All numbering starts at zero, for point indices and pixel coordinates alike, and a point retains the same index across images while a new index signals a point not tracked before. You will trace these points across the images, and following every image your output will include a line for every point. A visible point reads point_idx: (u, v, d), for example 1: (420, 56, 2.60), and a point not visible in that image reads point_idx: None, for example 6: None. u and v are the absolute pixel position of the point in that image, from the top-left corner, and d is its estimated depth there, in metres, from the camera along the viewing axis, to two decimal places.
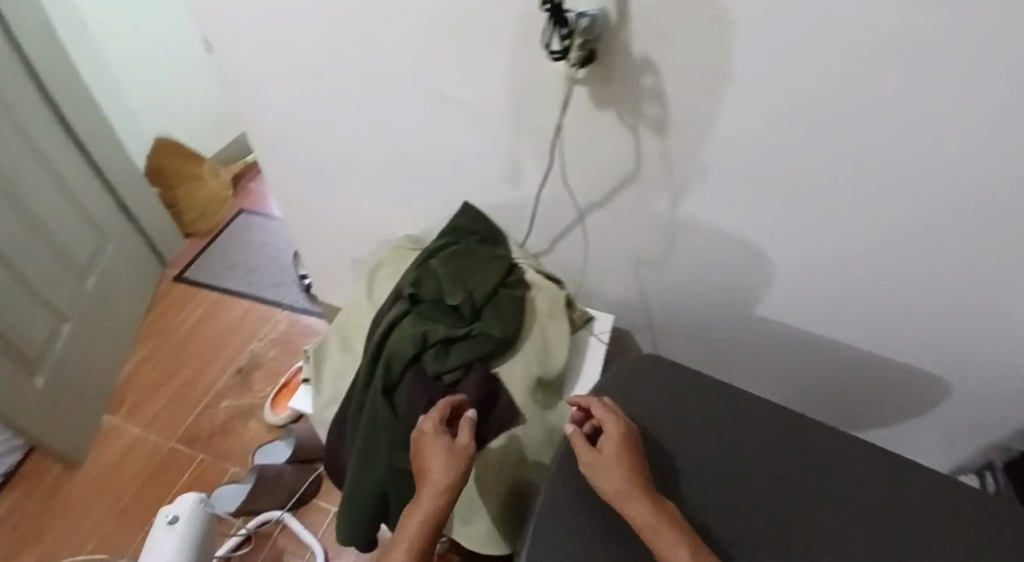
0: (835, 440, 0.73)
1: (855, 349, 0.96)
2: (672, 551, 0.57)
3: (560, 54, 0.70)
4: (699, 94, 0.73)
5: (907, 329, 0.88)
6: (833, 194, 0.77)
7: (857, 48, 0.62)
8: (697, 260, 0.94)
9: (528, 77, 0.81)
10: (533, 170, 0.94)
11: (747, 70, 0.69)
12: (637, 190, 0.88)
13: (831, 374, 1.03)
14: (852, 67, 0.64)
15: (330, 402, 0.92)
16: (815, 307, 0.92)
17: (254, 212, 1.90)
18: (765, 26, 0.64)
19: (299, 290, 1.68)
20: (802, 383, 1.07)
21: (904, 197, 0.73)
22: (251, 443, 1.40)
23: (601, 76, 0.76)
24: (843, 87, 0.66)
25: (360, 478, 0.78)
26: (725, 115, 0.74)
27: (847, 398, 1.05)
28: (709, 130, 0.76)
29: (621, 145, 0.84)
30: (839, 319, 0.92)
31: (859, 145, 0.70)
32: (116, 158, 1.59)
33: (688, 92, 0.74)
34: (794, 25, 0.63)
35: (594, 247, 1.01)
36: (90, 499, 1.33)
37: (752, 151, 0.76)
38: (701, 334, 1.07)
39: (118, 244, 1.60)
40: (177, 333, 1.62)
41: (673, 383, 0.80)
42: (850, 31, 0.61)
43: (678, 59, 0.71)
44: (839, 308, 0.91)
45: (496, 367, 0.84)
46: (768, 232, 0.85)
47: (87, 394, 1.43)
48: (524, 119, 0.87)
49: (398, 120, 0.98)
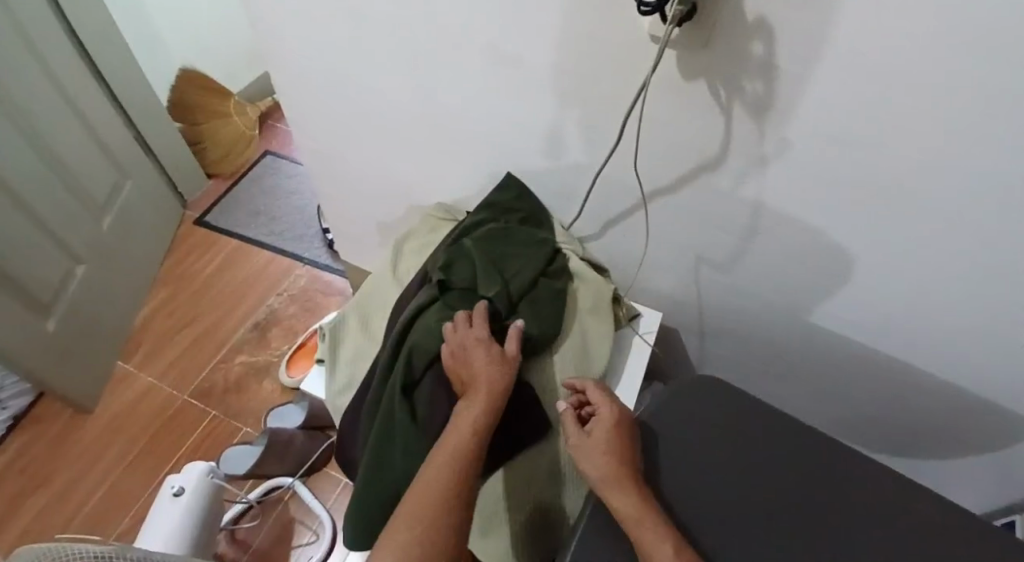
0: (925, 513, 0.61)
1: (939, 387, 0.82)
2: (654, 545, 0.54)
3: (653, 8, 0.55)
4: (816, 74, 0.58)
5: (1012, 376, 0.74)
6: (960, 214, 0.62)
7: None
8: (768, 264, 0.81)
9: (599, 34, 0.66)
10: (591, 145, 0.81)
11: (889, 52, 0.53)
12: (712, 180, 0.75)
13: (899, 408, 0.90)
14: None
15: (345, 388, 0.83)
16: (903, 333, 0.79)
17: (280, 156, 1.79)
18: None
19: (322, 244, 1.60)
20: (860, 412, 0.95)
21: None
22: (264, 405, 1.34)
23: (698, 41, 0.60)
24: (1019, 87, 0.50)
25: (370, 485, 0.70)
26: (843, 103, 0.59)
27: (898, 426, 0.92)
28: (818, 119, 0.62)
29: (704, 126, 0.69)
30: (930, 351, 0.79)
31: (1015, 162, 0.55)
32: (136, 92, 1.48)
33: (802, 70, 0.58)
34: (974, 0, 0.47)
35: (650, 237, 0.88)
36: (100, 447, 1.30)
37: (868, 150, 0.62)
38: (757, 344, 0.95)
39: (137, 182, 1.52)
40: (195, 280, 1.56)
41: (732, 411, 0.69)
42: None
43: (800, 27, 0.55)
44: (934, 340, 0.77)
45: (529, 369, 0.76)
46: (862, 246, 0.72)
47: (100, 338, 1.38)
48: (589, 85, 0.73)
49: (440, 72, 0.84)
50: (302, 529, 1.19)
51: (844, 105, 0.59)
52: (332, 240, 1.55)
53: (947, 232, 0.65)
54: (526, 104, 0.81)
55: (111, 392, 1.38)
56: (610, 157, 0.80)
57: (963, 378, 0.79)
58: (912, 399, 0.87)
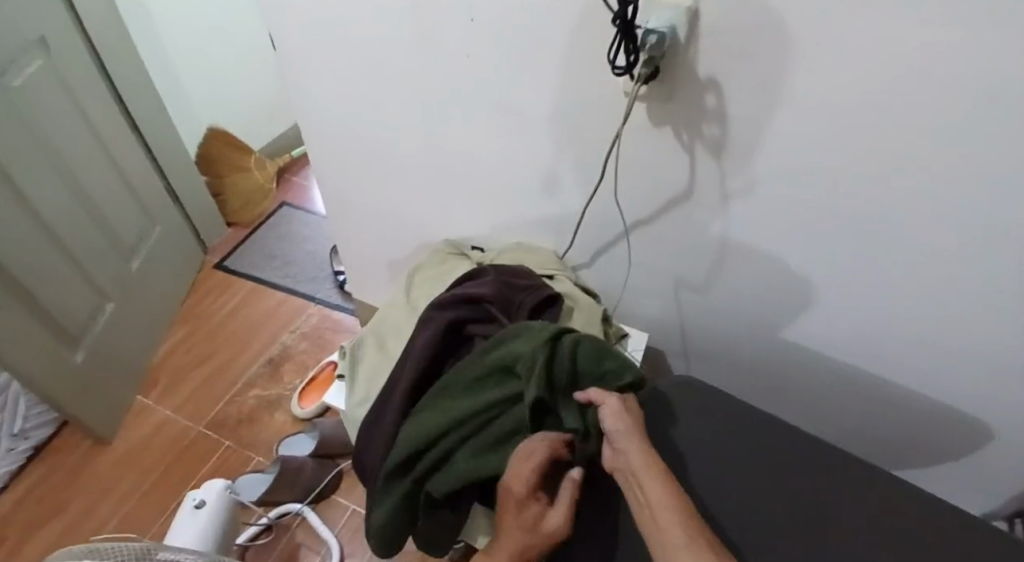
0: None
1: (905, 389, 0.90)
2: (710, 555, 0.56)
3: (624, 69, 0.69)
4: (758, 119, 0.71)
5: (957, 381, 0.84)
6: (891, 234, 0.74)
7: (931, 87, 0.59)
8: (738, 288, 0.92)
9: (583, 87, 0.80)
10: (579, 183, 0.93)
11: (812, 98, 0.66)
12: (684, 212, 0.87)
13: (873, 412, 0.97)
14: (924, 107, 0.61)
15: (362, 402, 0.90)
16: (861, 348, 0.88)
17: (295, 206, 1.93)
18: (836, 56, 0.62)
19: (333, 285, 1.71)
20: (838, 420, 1.01)
21: (969, 244, 0.69)
22: (275, 434, 1.41)
23: (662, 93, 0.74)
24: (913, 125, 0.63)
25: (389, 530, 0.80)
26: (783, 142, 0.72)
27: (874, 429, 0.99)
28: (764, 156, 0.74)
29: (674, 164, 0.82)
30: (886, 363, 0.88)
31: (923, 186, 0.67)
32: (169, 145, 1.63)
33: (747, 115, 0.72)
34: (864, 57, 0.60)
35: (635, 265, 0.99)
36: (116, 477, 1.35)
37: (808, 182, 0.74)
38: (736, 362, 1.04)
39: (164, 227, 1.64)
40: (212, 319, 1.65)
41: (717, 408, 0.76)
42: (925, 69, 0.58)
43: (740, 81, 0.69)
44: (886, 353, 0.87)
45: None
46: (815, 268, 0.83)
47: (122, 372, 1.46)
48: (575, 130, 0.86)
49: (449, 124, 0.98)
50: (310, 553, 1.24)
51: (785, 142, 0.71)
52: (343, 280, 1.66)
53: (883, 252, 0.76)
54: (523, 151, 0.94)
55: (129, 424, 1.45)
56: (597, 194, 0.93)
57: (920, 388, 0.88)
58: (870, 395, 0.94)
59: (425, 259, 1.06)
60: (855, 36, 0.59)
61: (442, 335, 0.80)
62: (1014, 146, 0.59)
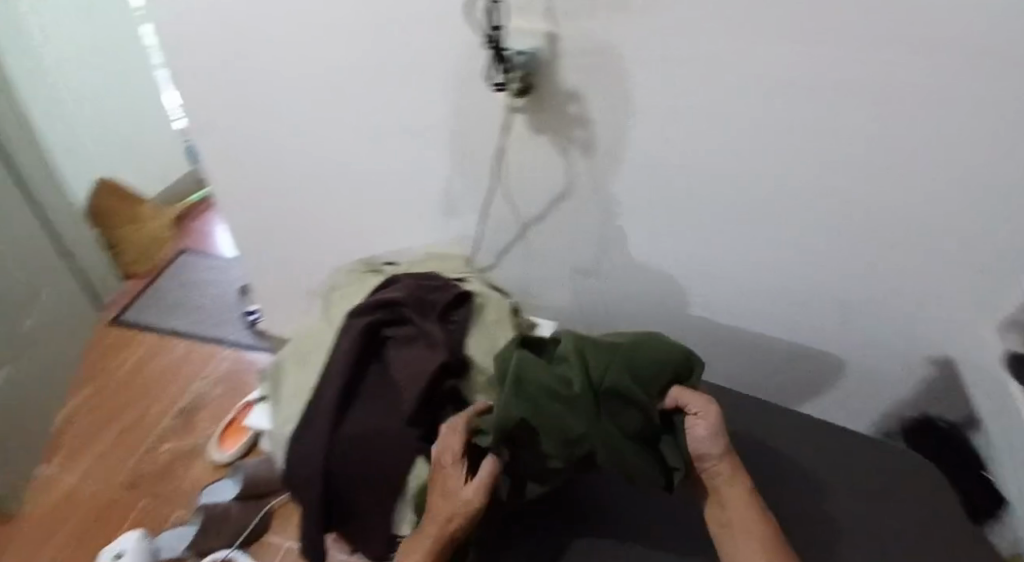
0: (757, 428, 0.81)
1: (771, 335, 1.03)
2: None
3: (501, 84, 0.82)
4: (616, 121, 0.85)
5: (812, 331, 0.99)
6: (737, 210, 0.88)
7: (738, 83, 0.74)
8: (627, 273, 1.04)
9: (469, 104, 0.91)
10: (477, 193, 1.03)
11: (654, 100, 0.81)
12: (571, 209, 0.98)
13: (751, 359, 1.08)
14: (735, 101, 0.76)
15: (288, 421, 0.90)
16: (733, 314, 1.02)
17: (197, 252, 1.89)
18: (665, 63, 0.76)
19: (243, 325, 1.67)
20: (722, 370, 1.12)
21: (796, 213, 0.85)
22: (196, 484, 1.36)
23: (537, 104, 0.88)
24: (731, 115, 0.78)
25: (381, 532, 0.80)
26: (639, 139, 0.85)
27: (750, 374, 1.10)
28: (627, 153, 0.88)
29: (554, 166, 0.94)
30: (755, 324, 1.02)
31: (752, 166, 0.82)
32: (55, 199, 1.58)
33: (607, 118, 0.85)
34: (685, 62, 0.75)
35: (536, 263, 1.09)
36: (20, 554, 1.25)
37: (664, 173, 0.88)
38: (636, 340, 1.14)
39: (57, 284, 1.56)
40: (117, 376, 1.57)
41: None
42: (730, 69, 0.73)
43: (597, 88, 0.82)
44: (755, 315, 1.01)
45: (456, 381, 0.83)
46: (685, 247, 0.96)
47: (19, 442, 1.36)
48: (467, 145, 0.97)
49: (353, 148, 1.06)
50: None
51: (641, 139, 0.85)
52: (254, 320, 1.64)
53: (735, 225, 0.90)
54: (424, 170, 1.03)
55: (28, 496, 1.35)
56: (494, 202, 1.03)
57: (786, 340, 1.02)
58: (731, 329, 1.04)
59: (337, 278, 1.08)
60: (674, 48, 0.75)
61: (359, 340, 0.83)
62: (808, 124, 0.75)
